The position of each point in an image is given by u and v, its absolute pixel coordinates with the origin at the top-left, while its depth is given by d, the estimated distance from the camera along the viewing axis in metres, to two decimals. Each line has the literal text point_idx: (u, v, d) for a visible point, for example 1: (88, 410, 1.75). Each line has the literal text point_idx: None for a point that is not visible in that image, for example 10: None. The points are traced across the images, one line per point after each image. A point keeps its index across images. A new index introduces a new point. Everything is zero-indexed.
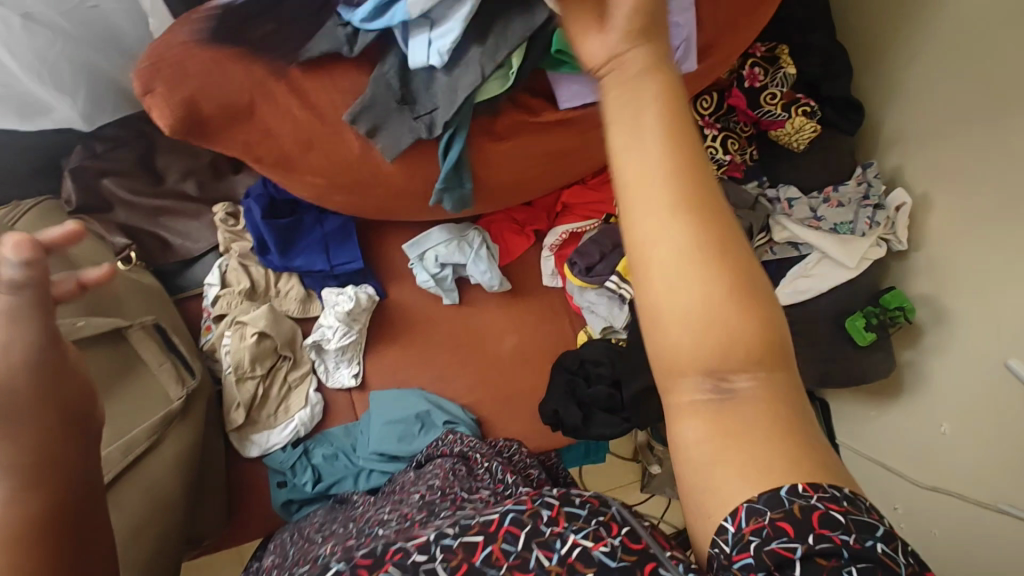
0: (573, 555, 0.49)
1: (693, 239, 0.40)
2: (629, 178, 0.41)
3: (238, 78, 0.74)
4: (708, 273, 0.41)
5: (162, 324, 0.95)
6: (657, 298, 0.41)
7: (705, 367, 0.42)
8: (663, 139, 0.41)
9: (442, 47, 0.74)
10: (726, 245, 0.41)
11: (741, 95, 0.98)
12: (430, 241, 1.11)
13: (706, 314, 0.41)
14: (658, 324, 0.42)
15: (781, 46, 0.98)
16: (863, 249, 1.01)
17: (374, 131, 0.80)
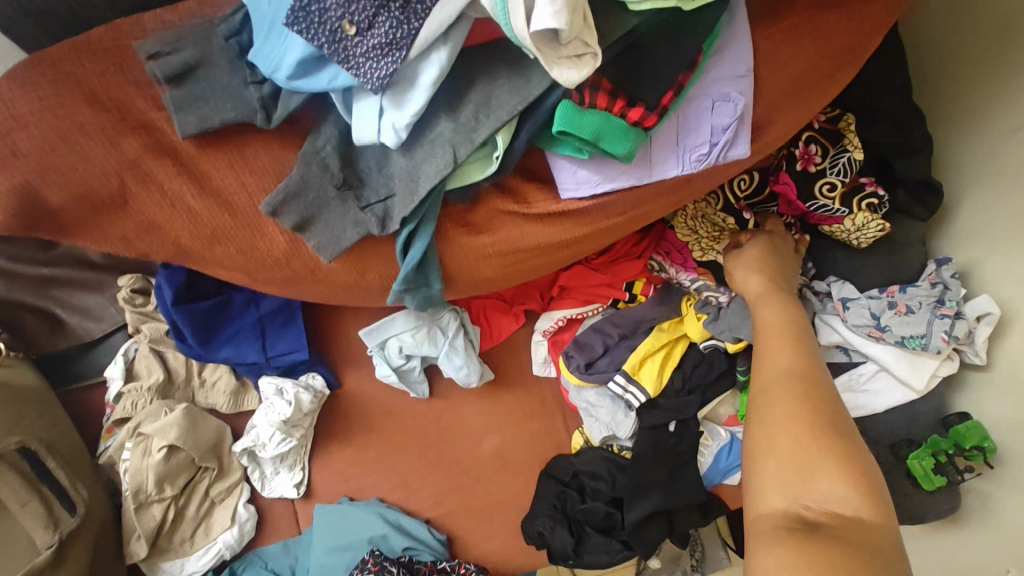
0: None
1: (792, 396, 0.63)
2: (756, 359, 0.70)
3: (99, 155, 0.51)
4: (801, 427, 0.60)
5: (32, 446, 0.72)
6: (758, 428, 0.63)
7: (784, 492, 0.57)
8: (786, 337, 0.71)
9: (400, 121, 0.53)
10: (826, 412, 0.61)
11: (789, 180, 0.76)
12: (392, 327, 0.89)
13: (796, 455, 0.58)
14: (756, 447, 0.62)
15: (849, 114, 0.74)
16: (934, 365, 0.81)
17: (304, 225, 0.58)
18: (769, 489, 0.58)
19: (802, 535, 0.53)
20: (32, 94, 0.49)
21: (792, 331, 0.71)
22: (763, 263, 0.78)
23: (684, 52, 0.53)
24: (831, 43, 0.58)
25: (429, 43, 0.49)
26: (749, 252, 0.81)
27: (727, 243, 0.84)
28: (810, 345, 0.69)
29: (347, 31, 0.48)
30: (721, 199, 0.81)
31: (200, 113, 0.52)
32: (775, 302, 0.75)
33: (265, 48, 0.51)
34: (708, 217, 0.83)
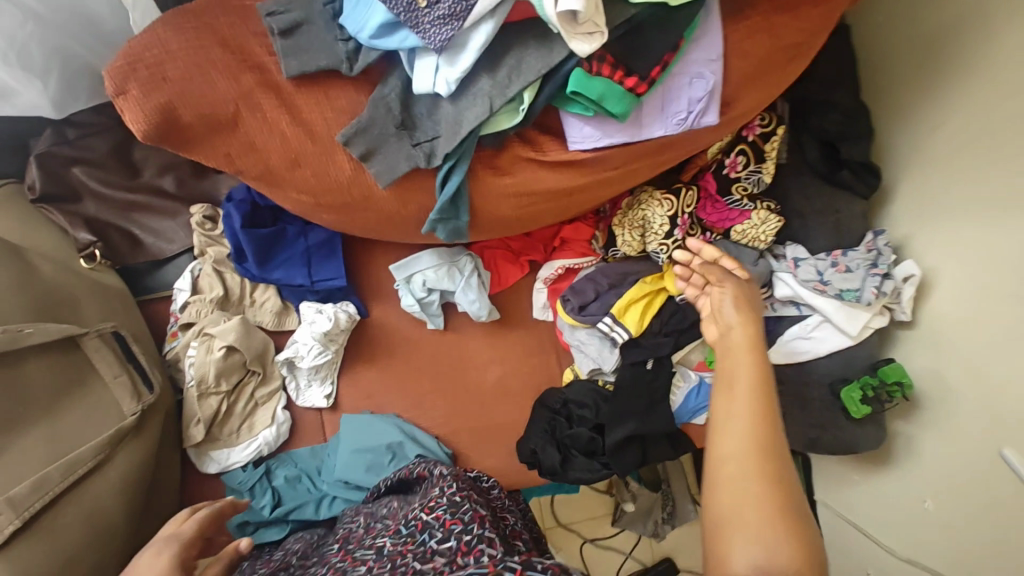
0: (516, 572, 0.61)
1: (758, 459, 0.62)
2: (717, 406, 0.69)
3: (223, 87, 0.68)
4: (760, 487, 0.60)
5: (122, 332, 0.89)
6: (724, 491, 0.61)
7: (748, 556, 0.56)
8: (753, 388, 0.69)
9: (452, 75, 0.69)
10: (787, 487, 0.60)
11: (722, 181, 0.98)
12: (419, 264, 1.06)
13: (762, 520, 0.57)
14: (721, 512, 0.60)
15: (780, 130, 0.94)
16: (866, 317, 0.98)
17: (368, 154, 0.74)
18: (735, 556, 0.56)
19: None
20: (182, 36, 0.67)
21: (763, 387, 0.69)
22: (744, 300, 0.83)
23: (670, 37, 0.70)
24: (784, 38, 0.75)
25: (481, 17, 0.65)
26: (736, 293, 0.85)
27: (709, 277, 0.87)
28: (774, 404, 0.68)
29: (419, 4, 0.64)
30: (677, 199, 0.98)
31: (302, 59, 0.69)
32: (756, 357, 0.73)
33: (354, 13, 0.68)
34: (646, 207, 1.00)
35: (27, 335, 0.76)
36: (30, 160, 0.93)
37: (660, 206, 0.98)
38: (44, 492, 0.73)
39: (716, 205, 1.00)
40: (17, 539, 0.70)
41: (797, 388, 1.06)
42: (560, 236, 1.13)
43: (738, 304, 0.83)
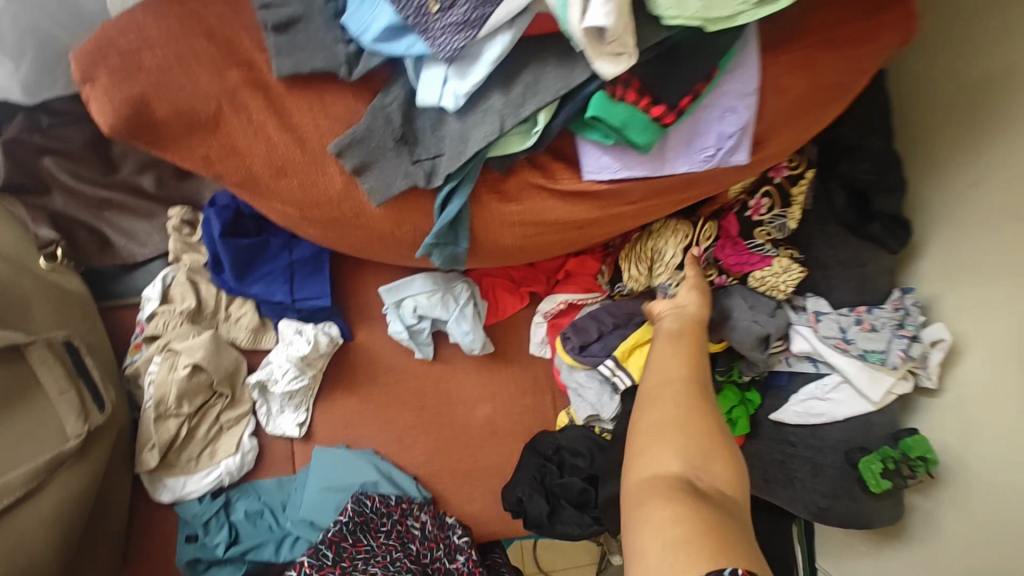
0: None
1: (687, 393, 0.72)
2: (658, 346, 0.81)
3: (206, 82, 0.61)
4: (689, 403, 0.70)
5: (75, 343, 0.80)
6: (655, 407, 0.71)
7: (677, 464, 0.65)
8: (691, 335, 0.82)
9: (461, 88, 0.62)
10: (713, 415, 0.70)
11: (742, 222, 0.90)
12: (410, 288, 0.98)
13: (691, 439, 0.67)
14: (654, 429, 0.69)
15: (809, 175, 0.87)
16: (890, 382, 0.91)
17: (361, 168, 0.67)
18: (663, 463, 0.66)
19: (688, 495, 0.61)
20: (163, 22, 0.61)
21: (698, 337, 0.82)
22: (698, 286, 0.88)
23: (703, 65, 0.63)
24: (826, 77, 0.69)
25: (497, 27, 0.59)
26: (697, 280, 0.90)
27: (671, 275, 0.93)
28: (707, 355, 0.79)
29: (430, 8, 0.58)
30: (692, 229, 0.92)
31: (295, 58, 0.62)
32: (700, 302, 0.88)
33: (358, 13, 0.61)
34: (657, 236, 0.93)
35: None
36: None
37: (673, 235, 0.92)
38: None
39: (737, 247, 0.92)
40: None
41: (808, 451, 0.99)
42: (565, 268, 1.05)
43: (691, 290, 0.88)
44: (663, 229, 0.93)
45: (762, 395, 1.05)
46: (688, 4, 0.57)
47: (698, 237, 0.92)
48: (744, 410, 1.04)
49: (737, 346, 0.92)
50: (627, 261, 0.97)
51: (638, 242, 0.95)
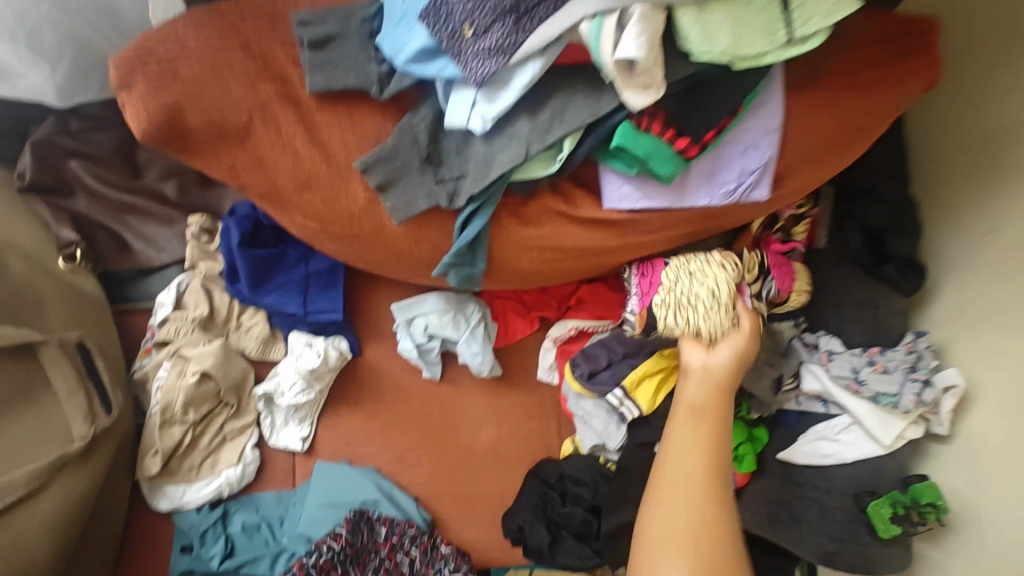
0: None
1: (699, 496, 0.74)
2: (673, 427, 0.79)
3: (240, 93, 0.62)
4: (700, 515, 0.73)
5: (88, 344, 0.80)
6: (664, 516, 0.74)
7: None
8: (713, 416, 0.78)
9: (489, 112, 0.63)
10: (722, 525, 0.73)
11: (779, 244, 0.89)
12: (423, 306, 0.98)
13: (698, 557, 0.71)
14: (659, 544, 0.72)
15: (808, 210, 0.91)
16: (902, 428, 0.89)
17: (385, 185, 0.68)
18: None
19: None
20: (201, 32, 0.62)
21: (722, 416, 0.78)
22: (744, 350, 0.79)
23: (728, 101, 0.64)
24: (847, 119, 0.70)
25: (529, 54, 0.60)
26: (739, 344, 0.79)
27: (710, 327, 0.78)
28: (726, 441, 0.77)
29: (465, 34, 0.59)
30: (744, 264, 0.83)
31: (328, 75, 0.63)
32: (735, 367, 0.79)
33: (393, 35, 0.63)
34: (705, 274, 0.78)
35: None
36: (25, 147, 0.87)
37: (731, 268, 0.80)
38: None
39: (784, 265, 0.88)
40: None
41: (816, 492, 0.96)
42: (577, 295, 1.05)
43: (732, 355, 0.79)
44: (709, 267, 0.79)
45: (770, 433, 1.02)
46: (717, 40, 0.58)
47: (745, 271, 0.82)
48: (751, 447, 1.01)
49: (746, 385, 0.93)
50: (665, 312, 0.79)
51: (682, 282, 0.78)
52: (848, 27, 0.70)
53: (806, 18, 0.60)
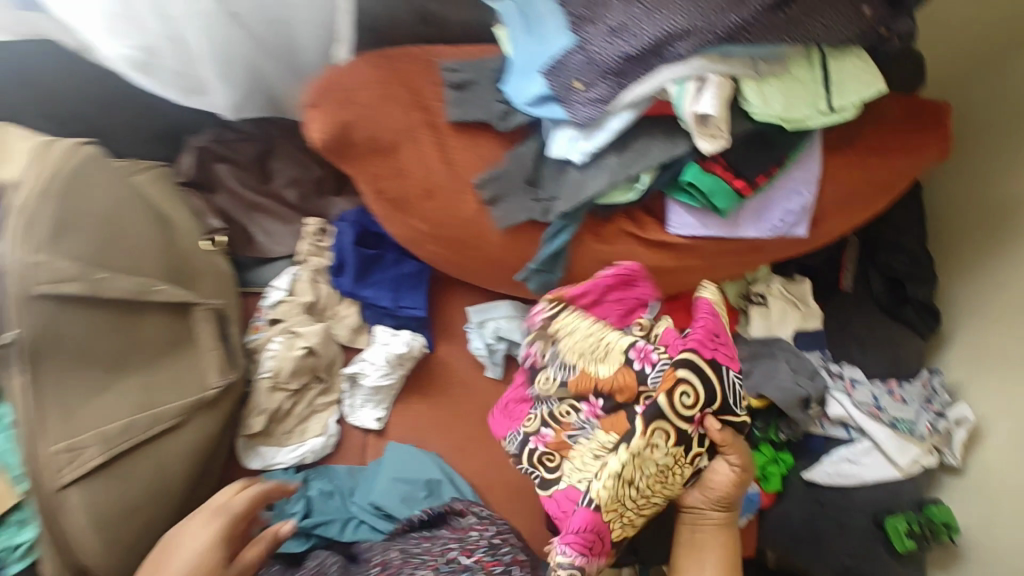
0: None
1: None
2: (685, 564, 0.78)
3: (397, 117, 0.80)
4: None
5: (226, 314, 0.96)
6: None
7: None
8: (718, 540, 0.79)
9: (586, 148, 0.80)
10: None
11: (643, 354, 0.77)
12: (494, 311, 1.13)
13: None
14: None
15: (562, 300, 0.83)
16: (917, 452, 1.02)
17: (494, 199, 0.84)
18: None
19: None
20: (373, 69, 0.80)
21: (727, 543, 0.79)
22: (736, 451, 0.75)
23: (778, 155, 0.80)
24: (875, 178, 0.85)
25: (623, 106, 0.76)
26: (733, 460, 0.75)
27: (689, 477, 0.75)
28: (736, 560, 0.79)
29: (576, 87, 0.76)
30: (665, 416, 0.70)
31: (465, 110, 0.81)
32: (733, 489, 0.77)
33: (516, 83, 0.80)
34: (642, 468, 0.71)
35: (156, 291, 0.83)
36: (187, 150, 1.06)
37: (657, 450, 0.71)
38: (122, 440, 0.77)
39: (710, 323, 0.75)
40: (97, 474, 0.74)
41: (838, 511, 1.06)
42: None
43: (727, 470, 0.76)
44: (645, 456, 0.70)
45: (794, 456, 1.12)
46: (771, 104, 0.75)
47: (685, 407, 0.70)
48: (778, 468, 1.11)
49: (779, 402, 1.02)
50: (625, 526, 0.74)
51: (623, 503, 0.72)
52: (878, 105, 0.86)
53: (843, 95, 0.77)
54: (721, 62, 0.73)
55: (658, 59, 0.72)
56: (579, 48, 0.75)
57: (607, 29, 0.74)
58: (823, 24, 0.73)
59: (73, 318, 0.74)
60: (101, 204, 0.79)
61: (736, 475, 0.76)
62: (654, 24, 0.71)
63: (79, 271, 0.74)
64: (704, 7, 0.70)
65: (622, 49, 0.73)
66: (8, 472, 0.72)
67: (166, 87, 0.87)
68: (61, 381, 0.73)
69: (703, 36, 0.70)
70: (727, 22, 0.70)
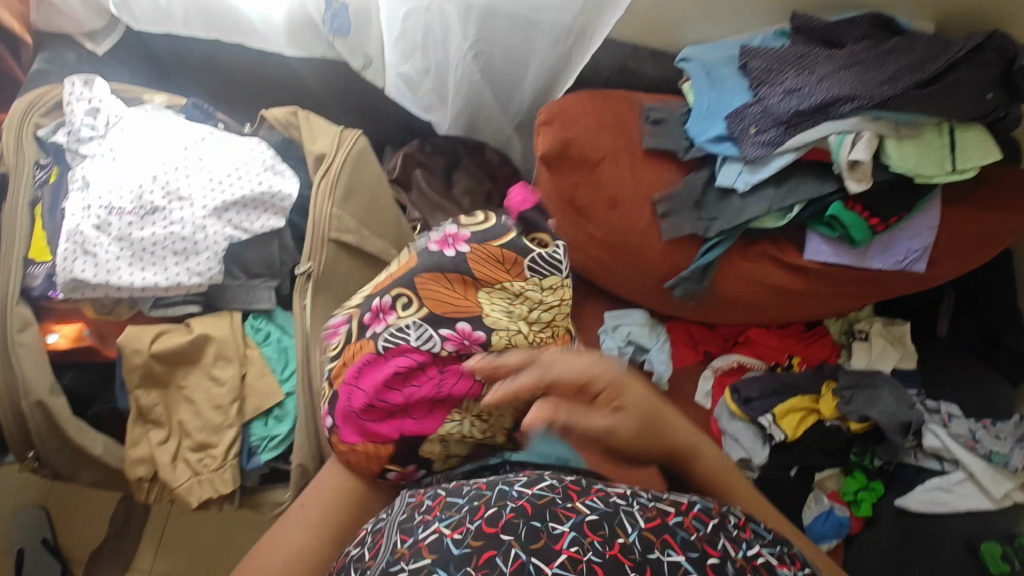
0: (615, 542, 0.54)
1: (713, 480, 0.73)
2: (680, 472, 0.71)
3: (605, 141, 1.03)
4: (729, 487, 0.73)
5: None
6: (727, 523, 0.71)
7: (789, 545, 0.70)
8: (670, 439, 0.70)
9: (751, 179, 0.99)
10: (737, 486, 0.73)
11: (472, 344, 0.83)
12: (628, 318, 1.29)
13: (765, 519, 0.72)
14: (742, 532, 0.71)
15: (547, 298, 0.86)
16: (1009, 485, 1.15)
17: (666, 213, 1.04)
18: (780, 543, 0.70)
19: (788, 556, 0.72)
20: (591, 103, 1.04)
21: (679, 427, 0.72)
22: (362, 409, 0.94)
23: (907, 202, 0.98)
24: (986, 230, 1.03)
25: (787, 149, 0.96)
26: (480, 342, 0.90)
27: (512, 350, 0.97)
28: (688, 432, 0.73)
29: (750, 131, 0.97)
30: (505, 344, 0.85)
31: (660, 139, 1.04)
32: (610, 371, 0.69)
33: (699, 125, 1.02)
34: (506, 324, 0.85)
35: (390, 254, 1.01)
36: (395, 154, 1.28)
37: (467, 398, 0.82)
38: None
39: (353, 356, 0.81)
40: None
41: (929, 536, 1.17)
42: (746, 335, 1.32)
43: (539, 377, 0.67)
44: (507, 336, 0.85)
45: (885, 486, 1.23)
46: (907, 160, 0.94)
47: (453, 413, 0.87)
48: (869, 495, 1.22)
49: (883, 424, 1.17)
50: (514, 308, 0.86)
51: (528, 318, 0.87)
52: (992, 173, 1.05)
53: (965, 158, 0.95)
54: (872, 121, 0.93)
55: (823, 118, 0.93)
56: (756, 104, 0.97)
57: (783, 91, 0.96)
58: (957, 101, 0.92)
59: (345, 260, 0.94)
60: (373, 179, 0.99)
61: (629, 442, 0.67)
62: (824, 91, 0.93)
63: (357, 225, 0.95)
64: (866, 84, 0.92)
65: (795, 106, 0.94)
66: (275, 375, 0.89)
67: (416, 101, 1.10)
68: (327, 307, 0.93)
69: (863, 104, 0.91)
70: (884, 96, 0.91)
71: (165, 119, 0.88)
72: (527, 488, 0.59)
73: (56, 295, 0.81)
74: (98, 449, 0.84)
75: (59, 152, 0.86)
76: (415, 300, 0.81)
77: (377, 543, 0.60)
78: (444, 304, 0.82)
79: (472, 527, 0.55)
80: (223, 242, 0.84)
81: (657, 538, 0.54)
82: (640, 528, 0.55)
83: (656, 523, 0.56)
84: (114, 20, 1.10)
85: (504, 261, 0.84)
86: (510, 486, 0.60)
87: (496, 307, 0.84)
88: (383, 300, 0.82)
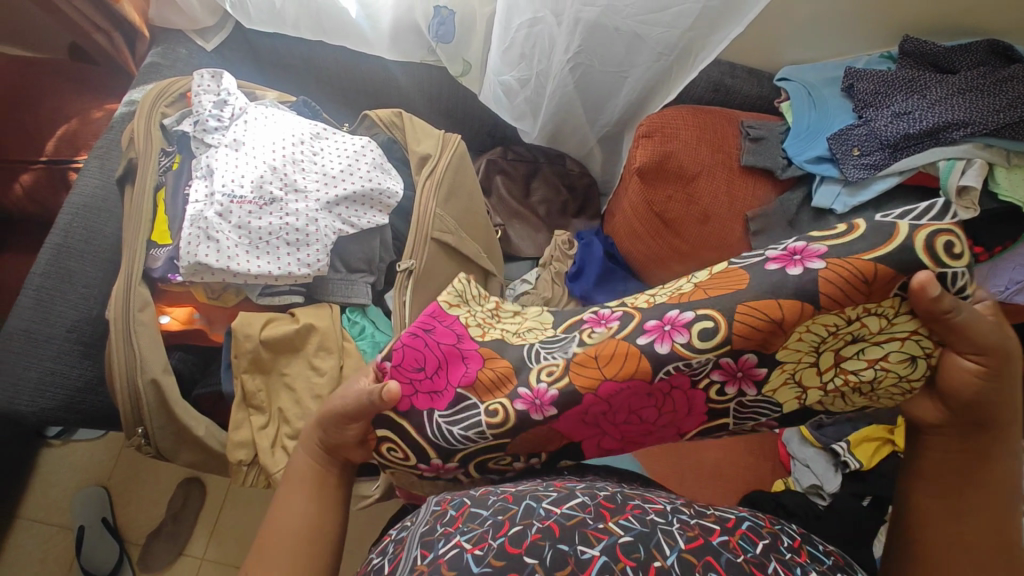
0: (651, 567, 0.41)
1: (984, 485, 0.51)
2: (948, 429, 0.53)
3: (702, 155, 1.04)
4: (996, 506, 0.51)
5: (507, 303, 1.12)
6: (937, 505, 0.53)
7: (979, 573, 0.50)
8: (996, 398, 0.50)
9: (850, 201, 0.97)
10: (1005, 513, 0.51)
11: (745, 381, 0.54)
12: None
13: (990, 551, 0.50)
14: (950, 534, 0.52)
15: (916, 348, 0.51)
16: None
17: (759, 231, 1.02)
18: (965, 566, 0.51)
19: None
20: (690, 119, 1.05)
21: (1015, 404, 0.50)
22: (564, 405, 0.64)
23: (1014, 232, 0.95)
24: None
25: (890, 173, 0.95)
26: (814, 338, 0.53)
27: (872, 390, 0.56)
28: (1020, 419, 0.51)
29: (853, 153, 0.96)
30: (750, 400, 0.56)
31: (757, 157, 1.03)
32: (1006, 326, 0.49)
33: (798, 144, 1.02)
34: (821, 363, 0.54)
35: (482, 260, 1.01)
36: (480, 159, 1.30)
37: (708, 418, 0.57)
38: None
39: (614, 366, 0.54)
40: None
41: None
42: None
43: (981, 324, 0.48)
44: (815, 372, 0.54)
45: None
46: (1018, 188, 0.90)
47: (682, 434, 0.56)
48: None
49: None
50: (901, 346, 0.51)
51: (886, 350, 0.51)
52: None
53: None
54: (984, 148, 0.91)
55: (934, 142, 0.92)
56: (862, 126, 0.97)
57: (892, 114, 0.95)
58: None
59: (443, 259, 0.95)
60: (472, 184, 1.01)
61: (984, 367, 0.49)
62: (937, 115, 0.91)
63: (456, 227, 0.96)
64: (981, 109, 0.90)
65: (904, 129, 0.93)
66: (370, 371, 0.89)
67: (509, 108, 1.11)
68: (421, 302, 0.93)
69: (977, 130, 0.90)
70: (999, 124, 0.89)
71: (283, 114, 0.91)
72: (555, 505, 0.46)
73: (176, 278, 0.83)
74: (202, 430, 0.86)
75: (183, 141, 0.90)
76: (723, 330, 0.52)
77: (399, 555, 0.47)
78: (747, 338, 0.51)
79: (494, 545, 0.43)
80: (332, 235, 0.86)
81: (699, 560, 0.42)
82: (678, 549, 0.43)
83: (697, 543, 0.43)
84: (224, 18, 1.15)
85: (862, 279, 0.48)
86: (537, 501, 0.47)
87: (805, 338, 0.52)
88: (684, 314, 0.53)
